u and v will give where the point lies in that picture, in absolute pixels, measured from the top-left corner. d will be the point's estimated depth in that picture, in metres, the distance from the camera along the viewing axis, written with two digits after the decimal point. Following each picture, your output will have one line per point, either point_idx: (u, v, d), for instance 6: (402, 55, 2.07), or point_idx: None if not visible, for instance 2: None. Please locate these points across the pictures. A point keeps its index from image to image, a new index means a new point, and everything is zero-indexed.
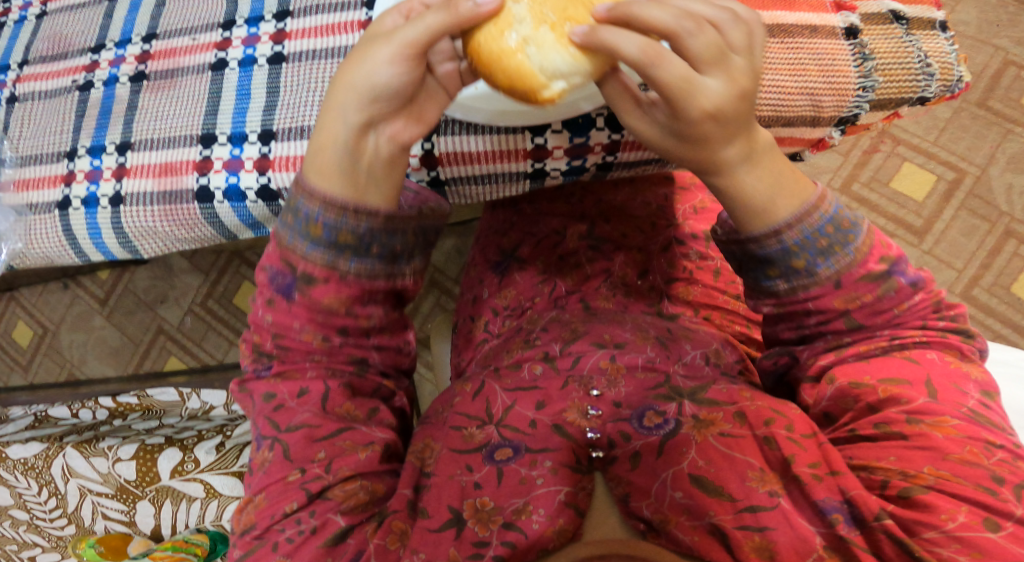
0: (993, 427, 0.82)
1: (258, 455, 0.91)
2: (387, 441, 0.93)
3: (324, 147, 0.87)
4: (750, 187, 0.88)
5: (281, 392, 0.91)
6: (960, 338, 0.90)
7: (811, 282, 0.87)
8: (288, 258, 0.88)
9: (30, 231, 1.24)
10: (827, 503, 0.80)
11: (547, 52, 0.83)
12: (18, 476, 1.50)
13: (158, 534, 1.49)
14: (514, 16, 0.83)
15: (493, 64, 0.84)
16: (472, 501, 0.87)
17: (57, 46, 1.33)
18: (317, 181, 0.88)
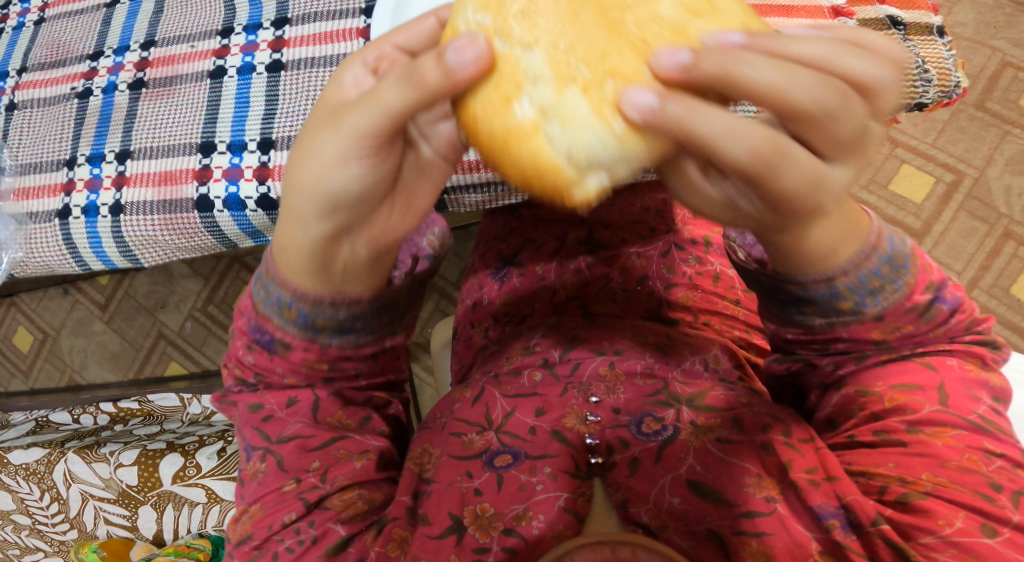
0: (998, 435, 0.82)
1: (248, 467, 0.88)
2: (382, 448, 0.92)
3: (289, 249, 0.83)
4: (814, 239, 0.79)
5: (269, 403, 0.89)
6: (987, 349, 0.88)
7: (854, 320, 0.84)
8: (266, 327, 0.87)
9: (30, 239, 1.24)
10: (823, 509, 0.81)
11: (576, 130, 0.68)
12: (19, 481, 1.50)
13: (160, 539, 1.50)
14: (528, 83, 0.69)
15: (504, 143, 0.71)
16: (472, 507, 0.87)
17: (55, 54, 1.33)
18: (287, 274, 0.84)
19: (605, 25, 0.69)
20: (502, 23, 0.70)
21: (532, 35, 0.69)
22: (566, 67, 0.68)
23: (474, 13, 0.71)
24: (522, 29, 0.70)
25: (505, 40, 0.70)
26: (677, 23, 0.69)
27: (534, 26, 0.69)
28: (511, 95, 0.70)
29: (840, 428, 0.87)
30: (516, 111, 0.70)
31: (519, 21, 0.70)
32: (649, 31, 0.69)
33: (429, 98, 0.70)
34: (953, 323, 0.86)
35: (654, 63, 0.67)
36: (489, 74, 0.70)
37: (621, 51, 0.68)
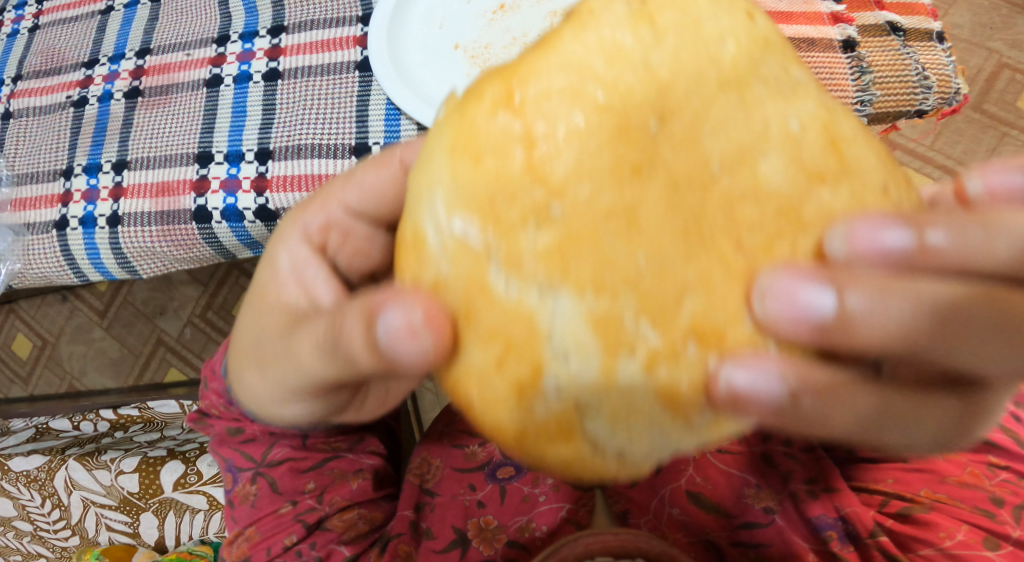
0: (1011, 448, 0.93)
1: (238, 488, 0.97)
2: (376, 467, 1.02)
3: (258, 405, 0.91)
4: None
5: (247, 429, 0.96)
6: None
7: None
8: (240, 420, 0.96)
9: (27, 250, 1.23)
10: (822, 520, 0.90)
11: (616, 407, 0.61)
12: (21, 488, 1.50)
13: (162, 545, 1.49)
14: (550, 353, 0.60)
15: (537, 439, 0.62)
16: (476, 520, 0.97)
17: (50, 61, 1.32)
18: (267, 413, 0.92)
19: (676, 231, 0.59)
20: (508, 243, 0.59)
21: (555, 276, 0.59)
22: (605, 329, 0.59)
23: (449, 218, 0.60)
24: (535, 261, 0.59)
25: (506, 269, 0.60)
26: (790, 196, 0.60)
27: (546, 256, 0.59)
28: (528, 381, 0.61)
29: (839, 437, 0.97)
30: (536, 404, 0.61)
31: (536, 233, 0.59)
32: (744, 218, 0.60)
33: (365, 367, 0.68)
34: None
35: (761, 307, 0.59)
36: (488, 342, 0.61)
37: (700, 291, 0.59)
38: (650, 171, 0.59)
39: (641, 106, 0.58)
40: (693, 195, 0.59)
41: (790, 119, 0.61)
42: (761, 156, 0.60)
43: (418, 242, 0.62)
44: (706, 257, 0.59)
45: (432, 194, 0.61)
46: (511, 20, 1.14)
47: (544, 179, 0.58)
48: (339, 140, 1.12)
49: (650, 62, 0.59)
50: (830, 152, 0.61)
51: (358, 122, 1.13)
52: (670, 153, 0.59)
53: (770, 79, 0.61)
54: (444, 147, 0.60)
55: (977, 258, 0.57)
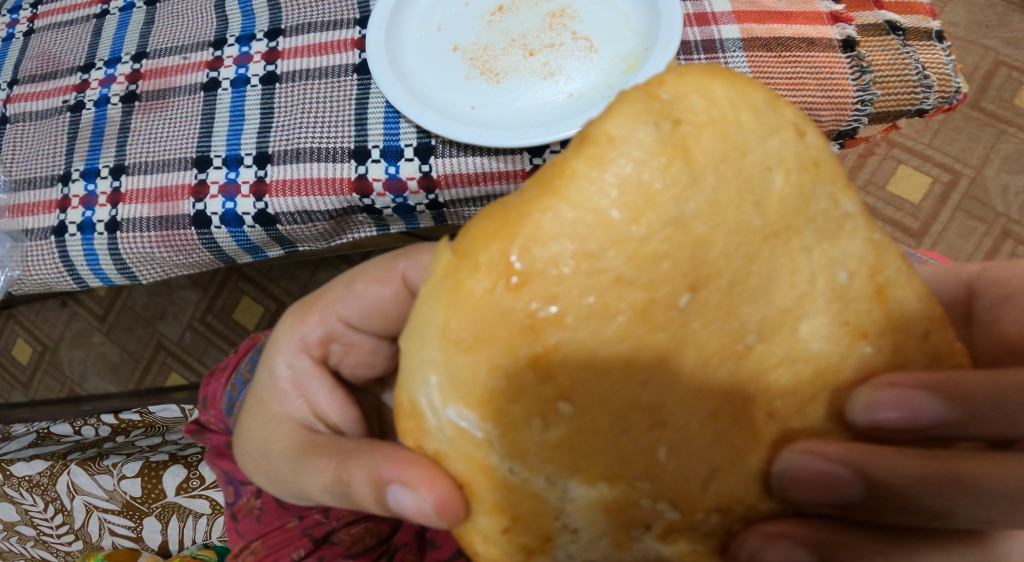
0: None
1: (243, 502, 1.01)
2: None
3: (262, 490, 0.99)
4: None
5: None
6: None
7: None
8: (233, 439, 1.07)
9: (27, 257, 1.23)
10: None
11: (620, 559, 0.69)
12: (23, 493, 1.50)
13: (165, 550, 1.48)
14: (559, 526, 0.68)
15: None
16: None
17: (46, 66, 1.32)
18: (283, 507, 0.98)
19: (705, 414, 0.67)
20: (516, 438, 0.66)
21: (566, 464, 0.66)
22: (617, 511, 0.68)
23: (444, 406, 0.66)
24: (543, 453, 0.66)
25: (511, 457, 0.66)
26: (827, 361, 0.68)
27: (554, 448, 0.66)
28: (539, 547, 0.69)
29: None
30: None
31: (544, 426, 0.65)
32: (779, 385, 0.68)
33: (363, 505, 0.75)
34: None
35: (783, 477, 0.68)
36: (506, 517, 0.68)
37: (718, 470, 0.68)
38: (679, 352, 0.65)
39: (670, 281, 0.63)
40: (725, 366, 0.66)
41: (839, 271, 0.68)
42: (803, 318, 0.67)
43: (415, 408, 0.68)
44: (730, 432, 0.68)
45: (426, 377, 0.66)
46: (509, 22, 1.13)
47: (554, 376, 0.64)
48: (338, 143, 1.12)
49: (684, 214, 0.63)
50: (875, 301, 0.68)
51: (358, 125, 1.13)
52: (699, 334, 0.65)
53: (819, 217, 0.67)
54: (435, 329, 0.64)
55: (1001, 426, 0.66)
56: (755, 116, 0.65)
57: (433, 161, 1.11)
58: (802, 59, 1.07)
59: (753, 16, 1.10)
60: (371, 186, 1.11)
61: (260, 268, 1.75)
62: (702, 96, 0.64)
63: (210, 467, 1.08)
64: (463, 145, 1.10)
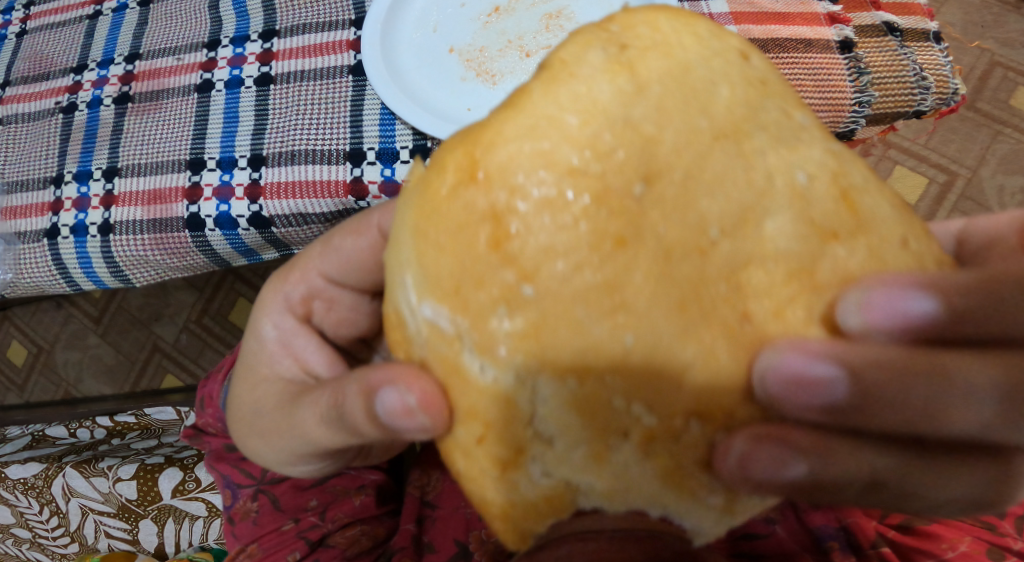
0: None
1: (240, 506, 1.00)
2: (379, 482, 1.04)
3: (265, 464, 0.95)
4: None
5: None
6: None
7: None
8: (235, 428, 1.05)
9: (19, 260, 1.22)
10: (825, 531, 0.91)
11: (606, 482, 0.64)
12: (18, 495, 1.49)
13: (162, 552, 1.49)
14: (532, 434, 0.63)
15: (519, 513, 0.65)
16: (477, 533, 0.95)
17: (39, 67, 1.31)
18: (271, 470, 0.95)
19: (671, 306, 0.61)
20: (479, 330, 0.61)
21: (533, 357, 0.61)
22: (591, 414, 0.62)
23: (419, 304, 0.63)
24: (511, 344, 0.61)
25: (480, 353, 0.62)
26: (803, 264, 0.62)
27: (519, 339, 0.61)
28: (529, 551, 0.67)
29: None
30: None
31: (508, 316, 0.61)
32: (751, 284, 0.62)
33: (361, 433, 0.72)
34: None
35: (762, 381, 0.61)
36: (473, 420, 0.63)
37: None
38: (637, 243, 0.60)
39: (623, 171, 0.60)
40: (688, 263, 0.61)
41: (797, 171, 0.63)
42: (767, 216, 0.62)
43: (399, 321, 0.66)
44: (699, 330, 0.61)
45: (403, 278, 0.63)
46: (505, 23, 1.13)
47: (514, 261, 0.60)
48: (333, 145, 1.12)
49: (632, 118, 0.60)
50: (843, 208, 0.63)
51: (353, 127, 1.12)
52: (660, 219, 0.61)
53: (770, 125, 0.63)
54: (409, 231, 0.63)
55: (996, 322, 0.61)
56: (698, 42, 0.63)
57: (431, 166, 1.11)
58: (799, 60, 1.07)
59: (750, 17, 1.10)
60: (367, 188, 1.10)
61: (254, 270, 1.74)
62: (647, 26, 0.62)
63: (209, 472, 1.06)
64: None
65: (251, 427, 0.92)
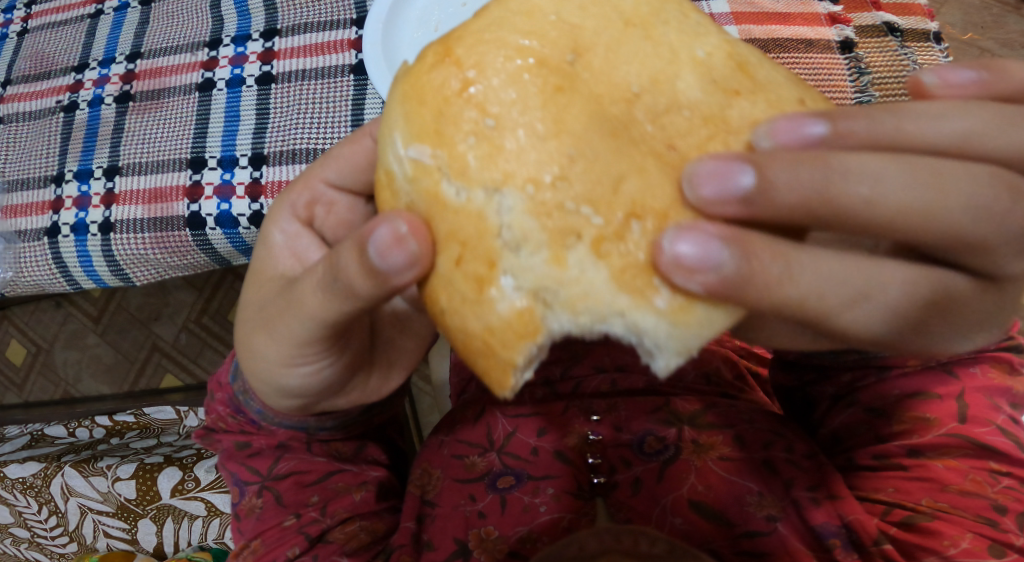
0: (1011, 451, 0.82)
1: (244, 502, 0.93)
2: (381, 478, 0.98)
3: (264, 395, 0.89)
4: None
5: (255, 442, 0.93)
6: (1014, 354, 0.88)
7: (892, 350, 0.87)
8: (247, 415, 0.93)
9: (19, 258, 1.22)
10: (825, 528, 0.82)
11: (580, 304, 0.60)
12: (17, 495, 1.48)
13: (160, 552, 1.48)
14: (501, 246, 0.61)
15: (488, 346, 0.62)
16: (477, 531, 0.91)
17: (40, 66, 1.31)
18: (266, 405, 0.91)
19: (602, 134, 0.60)
20: (453, 156, 0.61)
21: (497, 171, 0.61)
22: (548, 216, 0.60)
23: (406, 147, 0.63)
24: (480, 168, 0.61)
25: (457, 179, 0.62)
26: (711, 110, 0.62)
27: (487, 160, 0.61)
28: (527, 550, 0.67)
29: (844, 443, 0.90)
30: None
31: (476, 146, 0.61)
32: (674, 129, 0.62)
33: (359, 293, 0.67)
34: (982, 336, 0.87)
35: (692, 194, 0.59)
36: (445, 248, 0.63)
37: None
38: (573, 90, 0.61)
39: (554, 43, 0.62)
40: (616, 107, 0.62)
41: (697, 48, 0.64)
42: (676, 78, 0.63)
43: (390, 178, 0.65)
44: (630, 153, 0.60)
45: (393, 136, 0.64)
46: None
47: (474, 97, 0.61)
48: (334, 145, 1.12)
49: (563, 15, 0.63)
50: (739, 73, 0.64)
51: (354, 126, 1.12)
52: (599, 71, 0.62)
53: (672, 20, 0.65)
54: (398, 100, 0.64)
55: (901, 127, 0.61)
56: None
57: None
58: (800, 60, 1.07)
59: (750, 18, 1.10)
60: None
61: None
62: None
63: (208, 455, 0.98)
64: None
65: (246, 333, 0.86)
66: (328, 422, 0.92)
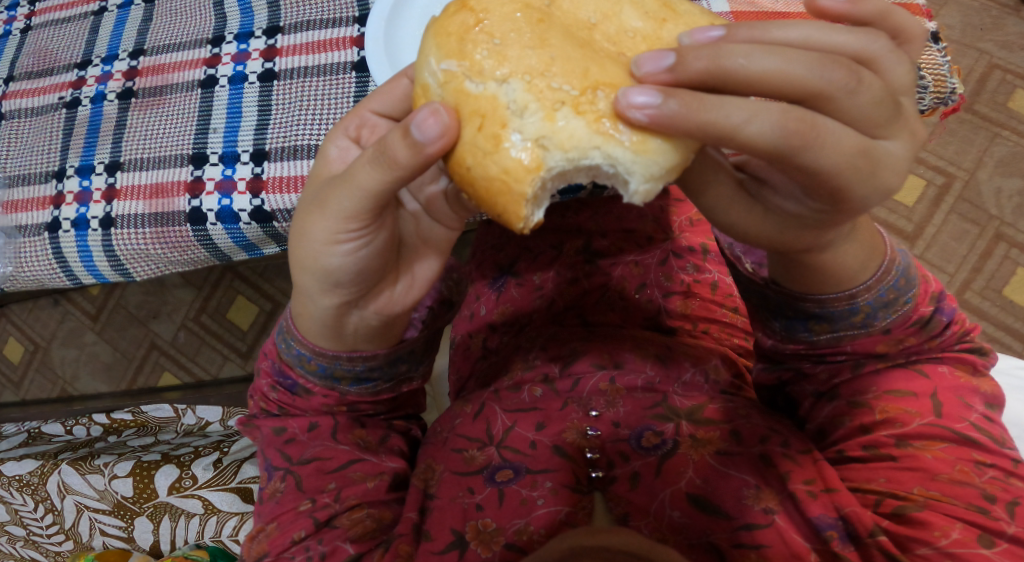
0: (989, 445, 0.85)
1: (269, 485, 0.96)
2: (398, 469, 0.98)
3: (305, 316, 0.92)
4: (846, 260, 0.84)
5: (292, 427, 0.97)
6: (976, 356, 0.92)
7: (863, 332, 0.88)
8: (287, 370, 0.96)
9: (20, 253, 1.23)
10: (822, 520, 0.83)
11: (575, 150, 0.71)
12: (13, 492, 1.46)
13: (157, 550, 1.45)
14: (509, 114, 0.71)
15: (496, 197, 0.72)
16: (475, 523, 0.91)
17: (42, 63, 1.31)
18: (306, 333, 0.94)
19: (573, 43, 0.73)
20: (469, 62, 0.73)
21: (504, 66, 0.72)
22: (542, 92, 0.71)
23: (439, 62, 0.74)
24: (493, 65, 0.72)
25: (478, 78, 0.72)
26: (649, 32, 0.75)
27: (499, 61, 0.72)
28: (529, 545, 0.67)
29: (830, 437, 0.90)
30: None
31: (487, 53, 0.72)
32: (626, 43, 0.74)
33: (407, 172, 0.75)
34: (947, 335, 0.90)
35: (638, 73, 0.70)
36: (469, 121, 0.72)
37: None
38: (551, 21, 0.74)
39: None
40: (582, 34, 0.74)
41: None
42: (622, 12, 0.75)
43: (425, 91, 0.76)
44: (595, 56, 0.72)
45: (428, 60, 0.75)
46: None
47: (482, 18, 0.73)
48: None
49: None
50: (665, 8, 0.76)
51: None
52: (566, 7, 0.75)
53: None
54: (431, 34, 0.76)
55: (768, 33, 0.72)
56: None
57: None
58: None
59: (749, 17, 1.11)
60: None
61: (254, 268, 1.74)
62: None
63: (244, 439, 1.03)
64: None
65: (296, 228, 0.87)
66: (362, 380, 0.97)
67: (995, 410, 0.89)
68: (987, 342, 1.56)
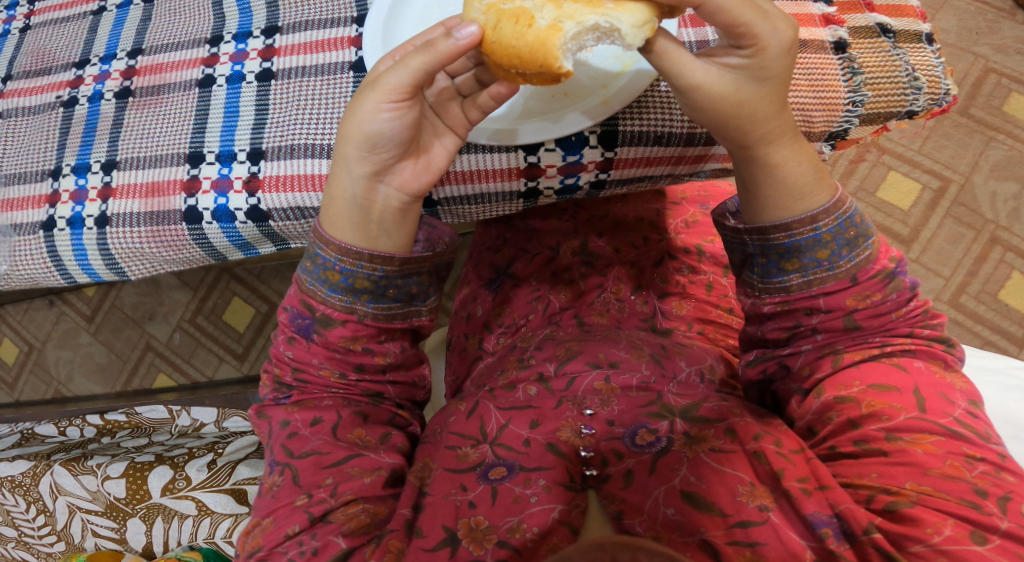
0: (975, 439, 0.84)
1: (268, 480, 0.96)
2: (395, 466, 0.97)
3: (336, 203, 0.98)
4: (799, 164, 0.93)
5: (295, 420, 0.97)
6: (944, 347, 0.92)
7: (831, 276, 0.91)
8: (308, 302, 0.98)
9: (15, 252, 1.23)
10: (816, 517, 0.82)
11: (583, 18, 0.85)
12: (5, 493, 1.44)
13: (149, 551, 1.43)
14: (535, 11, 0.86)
15: (531, 62, 0.85)
16: (467, 520, 0.90)
17: (41, 61, 1.31)
18: (331, 228, 0.98)
19: None
20: None
21: None
22: None
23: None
24: None
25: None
26: None
27: None
28: None
29: (820, 435, 0.89)
30: None
31: None
32: None
33: (446, 62, 0.87)
34: (912, 307, 0.92)
35: None
36: (504, 21, 0.87)
37: None
38: None
39: None
40: None
41: None
42: None
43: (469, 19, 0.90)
44: None
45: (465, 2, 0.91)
46: None
47: None
48: (331, 140, 1.12)
49: None
50: None
51: None
52: None
53: None
54: None
55: None
56: None
57: (441, 210, 1.12)
58: None
59: None
60: None
61: (250, 270, 1.74)
62: None
63: (254, 427, 1.02)
64: (466, 201, 1.11)
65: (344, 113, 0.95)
66: (379, 299, 0.98)
67: (979, 406, 0.88)
68: (982, 345, 1.57)
